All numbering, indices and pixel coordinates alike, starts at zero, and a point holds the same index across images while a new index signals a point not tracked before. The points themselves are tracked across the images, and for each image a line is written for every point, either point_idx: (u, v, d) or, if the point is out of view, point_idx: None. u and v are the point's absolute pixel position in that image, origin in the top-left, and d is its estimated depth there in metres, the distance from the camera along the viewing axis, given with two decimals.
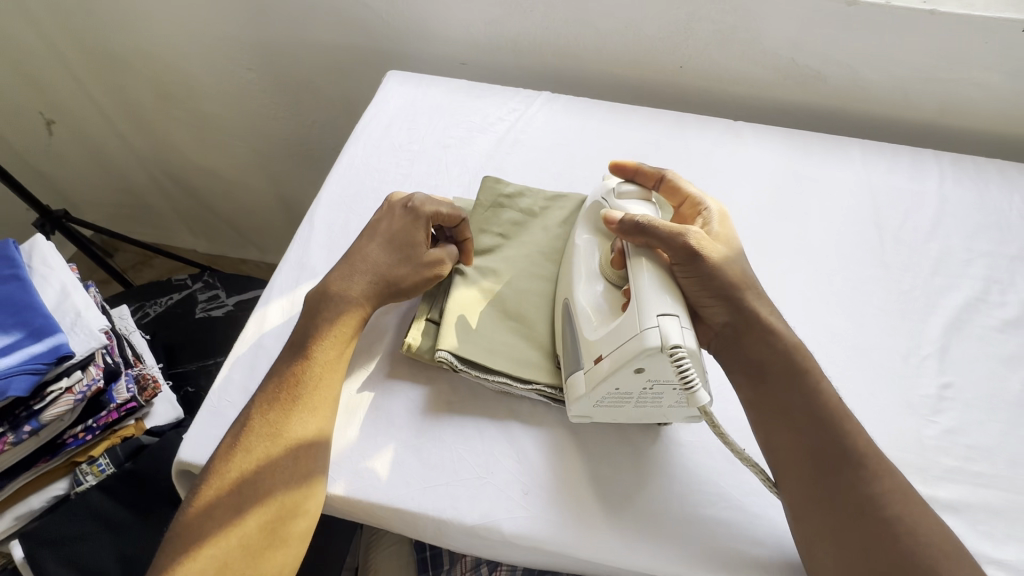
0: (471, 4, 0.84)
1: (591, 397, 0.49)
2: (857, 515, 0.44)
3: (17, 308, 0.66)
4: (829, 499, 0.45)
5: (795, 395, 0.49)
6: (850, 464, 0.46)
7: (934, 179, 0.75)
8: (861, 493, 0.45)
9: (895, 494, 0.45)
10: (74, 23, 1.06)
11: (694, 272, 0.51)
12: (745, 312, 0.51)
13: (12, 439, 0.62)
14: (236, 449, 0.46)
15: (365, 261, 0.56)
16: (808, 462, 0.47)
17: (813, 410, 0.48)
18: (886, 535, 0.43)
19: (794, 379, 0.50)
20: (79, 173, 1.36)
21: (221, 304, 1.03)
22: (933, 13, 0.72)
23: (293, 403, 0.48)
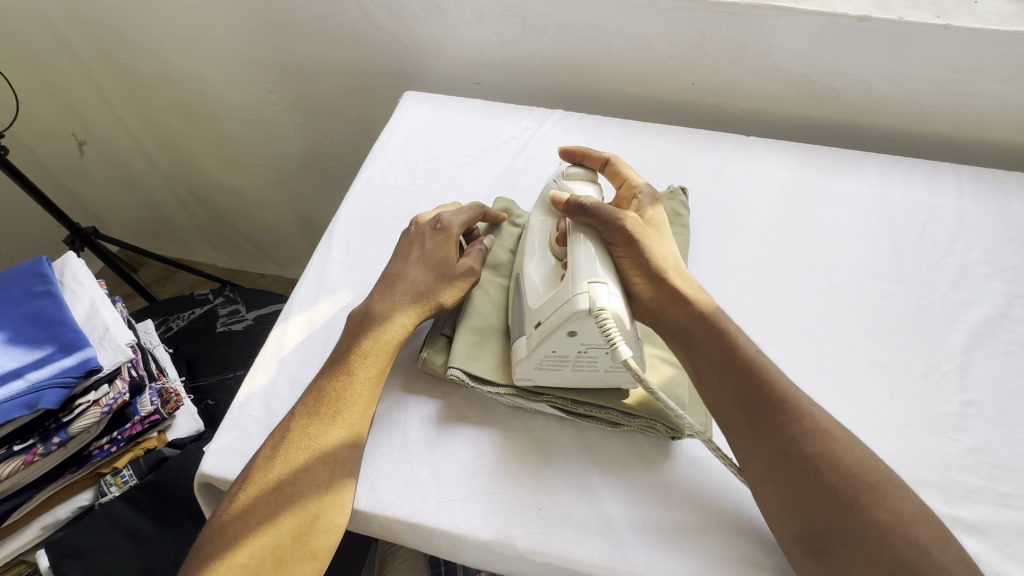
0: (485, 26, 0.86)
1: (530, 359, 0.51)
2: (784, 460, 0.45)
3: (50, 324, 0.68)
4: (759, 447, 0.46)
5: (718, 354, 0.50)
6: (776, 410, 0.47)
7: (953, 193, 0.74)
8: (788, 437, 0.45)
9: (822, 435, 0.45)
10: (105, 50, 1.11)
11: (628, 250, 0.53)
12: (669, 286, 0.53)
13: (42, 450, 0.64)
14: (274, 460, 0.46)
15: (407, 282, 0.57)
16: (738, 415, 0.48)
17: (736, 361, 0.49)
18: (817, 474, 0.44)
19: (718, 338, 0.50)
20: (108, 191, 1.41)
21: (241, 318, 1.05)
22: (947, 27, 0.71)
23: (333, 417, 0.49)
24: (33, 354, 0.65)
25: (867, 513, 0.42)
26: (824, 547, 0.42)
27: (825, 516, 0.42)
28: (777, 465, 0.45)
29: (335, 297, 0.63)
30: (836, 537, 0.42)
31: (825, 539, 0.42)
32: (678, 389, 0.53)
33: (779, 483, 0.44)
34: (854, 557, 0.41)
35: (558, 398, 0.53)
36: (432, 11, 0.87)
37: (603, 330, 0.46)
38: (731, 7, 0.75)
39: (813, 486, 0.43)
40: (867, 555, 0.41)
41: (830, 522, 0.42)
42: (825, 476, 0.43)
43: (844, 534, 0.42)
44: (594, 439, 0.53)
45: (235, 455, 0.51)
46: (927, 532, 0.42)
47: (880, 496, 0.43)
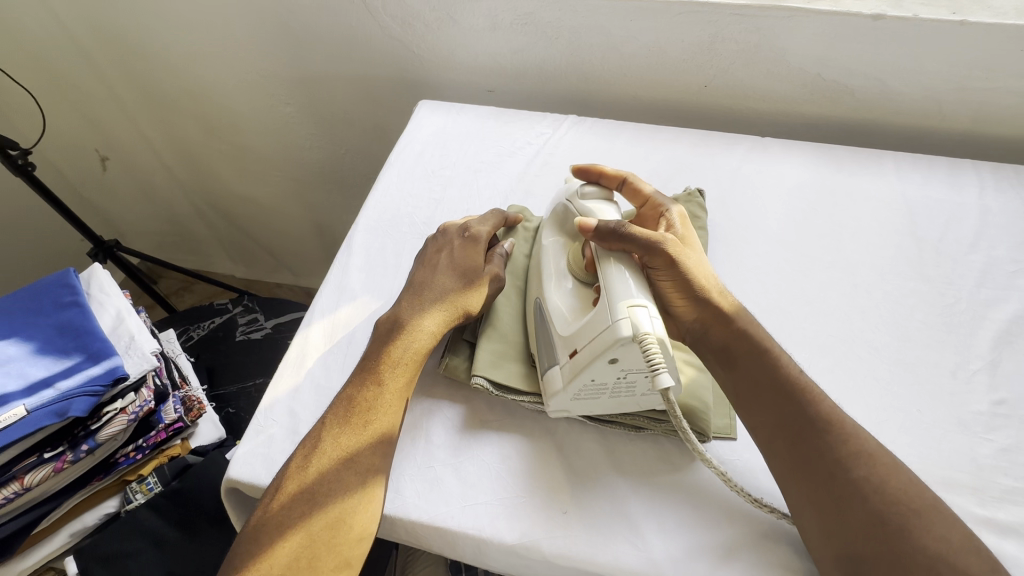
0: (497, 35, 0.87)
1: (567, 391, 0.50)
2: (829, 484, 0.44)
3: (78, 334, 0.70)
4: (803, 472, 0.45)
5: (759, 373, 0.50)
6: (821, 434, 0.46)
7: (974, 189, 0.73)
8: (832, 461, 0.44)
9: (868, 458, 0.44)
10: (128, 67, 1.14)
11: (672, 274, 0.53)
12: (710, 305, 0.52)
13: (71, 457, 0.65)
14: (306, 470, 0.47)
15: (433, 290, 0.57)
16: (780, 437, 0.47)
17: (778, 383, 0.49)
18: (860, 498, 0.42)
19: (760, 357, 0.50)
20: (130, 205, 1.45)
21: (260, 327, 1.07)
22: (963, 23, 0.71)
23: (364, 426, 0.49)
24: (62, 363, 0.67)
25: (909, 537, 0.40)
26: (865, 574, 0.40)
27: (866, 538, 0.41)
28: (820, 490, 0.44)
29: (357, 303, 0.63)
30: (878, 561, 0.40)
31: (866, 562, 0.40)
32: (702, 392, 0.53)
33: (821, 508, 0.43)
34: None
35: None
36: (445, 21, 0.88)
37: (650, 358, 0.45)
38: (743, 9, 0.75)
39: (854, 510, 0.42)
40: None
41: (873, 547, 0.40)
42: (868, 499, 0.42)
43: (886, 560, 0.40)
44: (617, 442, 0.53)
45: (260, 460, 0.52)
46: (976, 561, 0.39)
47: (924, 523, 0.41)
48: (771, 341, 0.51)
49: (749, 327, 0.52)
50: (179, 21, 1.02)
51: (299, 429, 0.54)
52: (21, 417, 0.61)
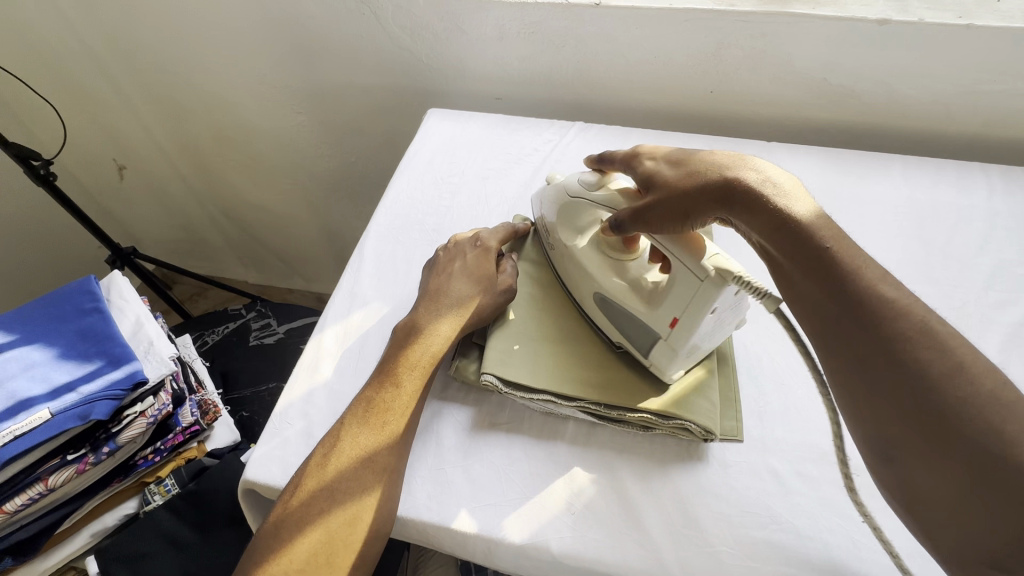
0: (505, 44, 0.89)
1: (681, 353, 0.51)
2: (858, 362, 0.38)
3: (100, 339, 0.72)
4: (833, 351, 0.40)
5: (785, 249, 0.43)
6: (853, 305, 0.39)
7: (983, 193, 0.73)
8: (866, 336, 0.38)
9: (917, 329, 0.37)
10: (145, 79, 1.17)
11: (659, 223, 0.50)
12: (707, 210, 0.48)
13: (93, 459, 0.67)
14: (326, 468, 0.48)
15: (449, 296, 0.58)
16: (807, 319, 0.42)
17: (804, 253, 0.42)
18: (888, 372, 0.37)
19: (786, 226, 0.43)
20: (146, 213, 1.48)
21: (273, 331, 1.09)
22: (969, 27, 0.71)
23: (382, 427, 0.50)
24: (85, 367, 0.69)
25: (952, 417, 0.34)
26: (893, 455, 0.37)
27: (898, 422, 0.36)
28: (849, 370, 0.39)
29: (368, 310, 0.65)
30: (908, 445, 0.36)
31: (895, 446, 0.36)
32: (709, 391, 0.54)
33: (852, 389, 0.39)
34: (925, 465, 0.35)
35: (590, 401, 0.54)
36: (453, 31, 0.90)
37: (753, 286, 0.45)
38: (748, 16, 0.76)
39: (886, 389, 0.37)
40: (944, 463, 0.34)
41: (904, 431, 0.36)
42: (907, 376, 0.36)
43: (914, 439, 0.35)
44: (624, 444, 0.54)
45: (276, 462, 0.53)
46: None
47: (973, 399, 0.34)
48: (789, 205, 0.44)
49: (765, 192, 0.45)
50: (195, 33, 1.04)
51: (314, 432, 0.55)
52: (46, 420, 0.63)
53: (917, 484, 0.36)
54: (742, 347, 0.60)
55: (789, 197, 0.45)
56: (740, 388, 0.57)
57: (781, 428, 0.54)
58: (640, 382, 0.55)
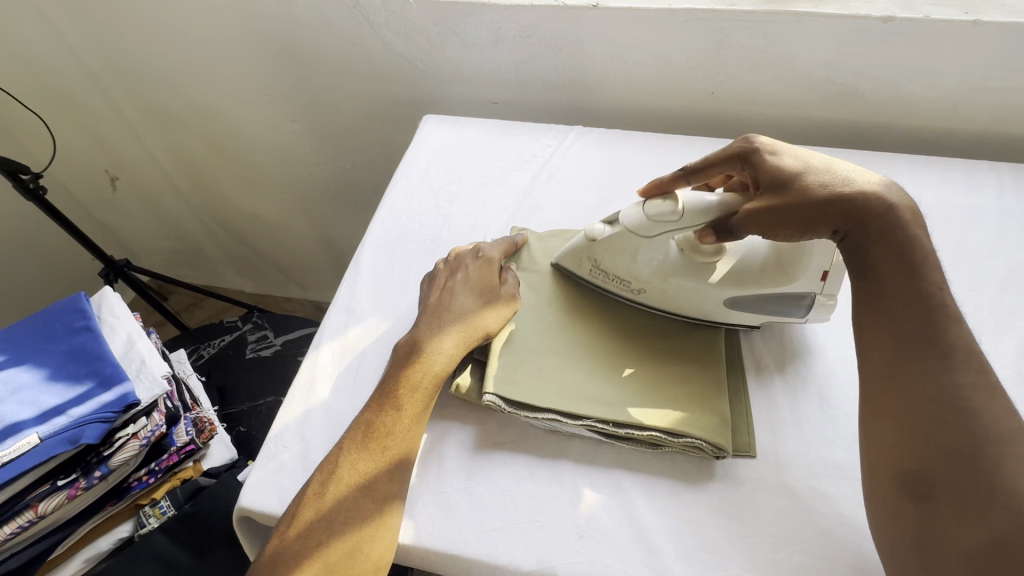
0: (501, 47, 0.87)
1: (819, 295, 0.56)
2: (929, 402, 0.41)
3: (90, 359, 0.70)
4: (903, 387, 0.42)
5: (882, 285, 0.46)
6: (942, 353, 0.42)
7: (992, 192, 0.71)
8: (943, 382, 0.41)
9: (987, 389, 0.40)
10: (137, 89, 1.15)
11: (778, 225, 0.50)
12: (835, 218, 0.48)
13: (84, 484, 0.65)
14: (324, 501, 0.46)
15: (450, 312, 0.56)
16: (886, 352, 0.44)
17: (900, 295, 0.45)
18: (959, 417, 0.40)
19: (896, 262, 0.46)
20: (140, 224, 1.46)
21: (270, 344, 1.06)
22: (976, 23, 0.69)
23: (382, 452, 0.48)
24: (75, 389, 0.67)
25: (993, 472, 0.37)
26: (927, 493, 0.39)
27: (945, 464, 0.39)
28: (914, 406, 0.41)
29: (365, 326, 0.63)
30: (948, 486, 0.39)
31: (932, 486, 0.39)
32: (720, 405, 0.52)
33: (906, 420, 0.41)
34: (958, 508, 0.38)
35: (597, 419, 0.51)
36: (448, 35, 0.88)
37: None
38: (749, 15, 0.74)
39: (944, 433, 0.40)
40: (981, 510, 0.37)
41: (948, 472, 0.39)
42: (970, 427, 0.39)
43: (956, 484, 0.38)
44: (633, 461, 0.52)
45: (272, 488, 0.51)
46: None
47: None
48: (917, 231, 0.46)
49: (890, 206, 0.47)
50: (186, 42, 1.03)
51: (311, 455, 0.53)
52: (35, 445, 0.61)
53: (945, 530, 0.38)
54: (752, 357, 0.58)
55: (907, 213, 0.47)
56: (752, 401, 0.55)
57: (795, 443, 0.52)
58: (649, 397, 0.53)
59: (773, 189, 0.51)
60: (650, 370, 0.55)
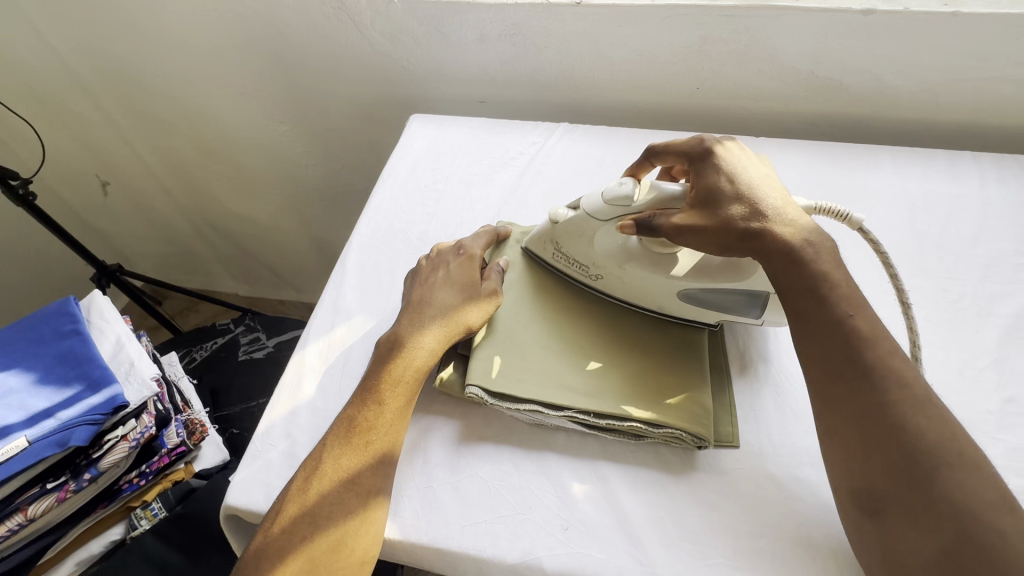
0: (487, 46, 0.87)
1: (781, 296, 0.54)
2: (863, 421, 0.42)
3: (78, 361, 0.69)
4: (839, 407, 0.43)
5: (808, 306, 0.46)
6: (868, 372, 0.42)
7: (975, 182, 0.72)
8: (875, 399, 0.41)
9: (920, 399, 0.41)
10: (125, 93, 1.15)
11: (701, 240, 0.50)
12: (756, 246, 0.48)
13: (73, 486, 0.65)
14: (305, 503, 0.46)
15: (432, 307, 0.57)
16: (821, 373, 0.45)
17: (824, 320, 0.45)
18: (892, 434, 0.40)
19: (815, 291, 0.46)
20: (132, 229, 1.46)
21: (262, 345, 1.07)
22: (955, 15, 0.70)
23: (365, 448, 0.48)
24: (63, 392, 0.66)
25: (935, 484, 0.38)
26: (880, 507, 0.40)
27: (888, 480, 0.40)
28: (853, 426, 0.42)
29: (351, 324, 0.63)
30: (895, 501, 0.39)
31: (881, 501, 0.40)
32: (702, 396, 0.52)
33: (847, 440, 0.42)
34: (907, 522, 0.38)
35: (579, 411, 0.52)
36: (434, 35, 0.88)
37: (836, 212, 0.51)
38: (732, 10, 0.75)
39: (883, 450, 0.40)
40: (928, 525, 0.37)
41: (892, 488, 0.39)
42: (907, 443, 0.39)
43: (903, 496, 0.39)
44: (617, 452, 0.52)
45: (259, 486, 0.52)
46: (1010, 519, 0.36)
47: (962, 468, 0.38)
48: (827, 266, 0.47)
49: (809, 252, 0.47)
50: (172, 46, 1.03)
51: (297, 452, 0.53)
52: (23, 448, 0.61)
53: (897, 541, 0.39)
54: (735, 347, 0.58)
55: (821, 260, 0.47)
56: (736, 392, 0.55)
57: (779, 432, 0.52)
58: (632, 388, 0.53)
59: (702, 209, 0.50)
60: (633, 362, 0.55)
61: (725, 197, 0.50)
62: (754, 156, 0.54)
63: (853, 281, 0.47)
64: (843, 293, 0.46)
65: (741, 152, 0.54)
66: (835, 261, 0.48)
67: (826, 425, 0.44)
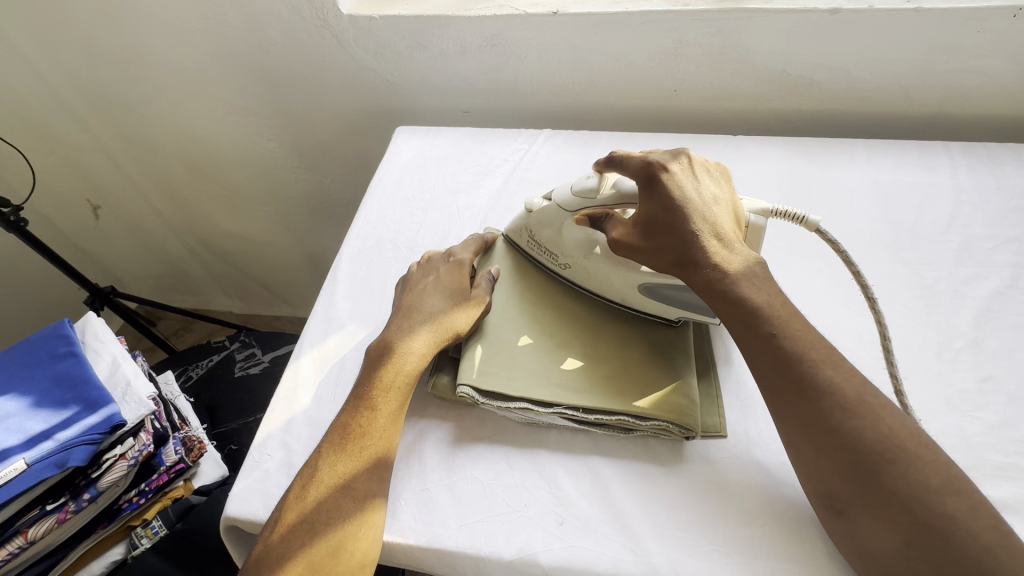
0: (469, 57, 0.89)
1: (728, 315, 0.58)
2: (809, 430, 0.43)
3: (74, 383, 0.70)
4: (785, 420, 0.45)
5: (739, 326, 0.49)
6: (803, 383, 0.44)
7: (946, 170, 0.74)
8: (814, 407, 0.43)
9: (853, 400, 0.43)
10: (113, 117, 1.16)
11: (637, 258, 0.54)
12: (690, 271, 0.51)
13: (73, 507, 0.66)
14: (301, 519, 0.46)
15: (422, 313, 0.58)
16: (762, 387, 0.47)
17: (758, 336, 0.47)
18: (840, 439, 0.42)
19: (746, 314, 0.48)
20: (123, 252, 1.46)
21: (258, 361, 1.07)
22: (918, 11, 0.72)
23: (360, 452, 0.49)
24: (60, 414, 0.67)
25: (883, 479, 0.40)
26: (844, 509, 0.42)
27: (843, 480, 0.41)
28: (799, 434, 0.44)
29: (344, 333, 0.64)
30: (854, 501, 0.41)
31: (842, 501, 0.42)
32: (688, 388, 0.53)
33: (802, 448, 0.44)
34: (870, 519, 0.40)
35: (568, 407, 0.53)
36: (416, 48, 0.90)
37: (791, 214, 0.54)
38: (703, 14, 0.77)
39: (835, 454, 0.42)
40: (886, 520, 0.39)
41: (850, 488, 0.41)
42: (852, 445, 0.41)
43: (862, 496, 0.41)
44: (609, 447, 0.53)
45: (257, 496, 0.52)
46: (955, 500, 0.38)
47: (906, 459, 0.40)
48: (752, 290, 0.49)
49: (738, 279, 0.50)
50: (158, 70, 1.04)
51: (294, 460, 0.54)
52: (22, 471, 0.62)
53: (866, 537, 0.41)
54: (721, 340, 0.60)
55: (752, 289, 0.49)
56: (722, 383, 0.57)
57: (764, 421, 0.53)
58: (621, 384, 0.54)
59: (644, 234, 0.54)
60: (620, 359, 0.57)
61: (664, 225, 0.53)
62: (702, 175, 0.55)
63: (783, 297, 0.49)
64: (778, 312, 0.48)
65: (687, 174, 0.54)
66: (764, 282, 0.50)
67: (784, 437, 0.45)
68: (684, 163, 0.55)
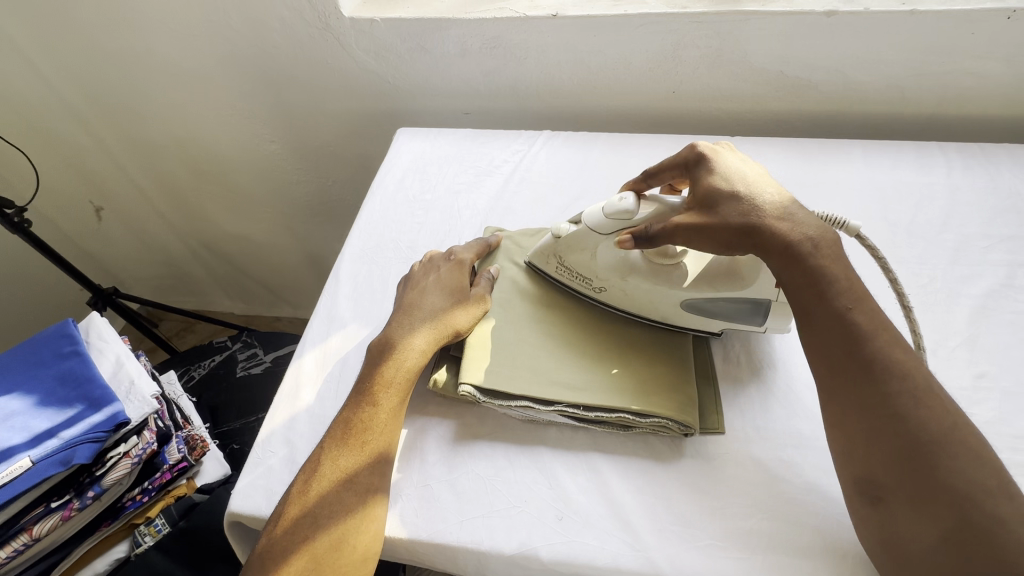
0: (470, 60, 0.90)
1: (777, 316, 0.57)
2: (867, 414, 0.43)
3: (79, 382, 0.70)
4: (842, 402, 0.45)
5: (808, 301, 0.48)
6: (871, 367, 0.44)
7: (943, 170, 0.75)
8: (876, 392, 0.43)
9: (921, 390, 0.42)
10: (116, 118, 1.17)
11: (703, 237, 0.51)
12: (764, 241, 0.49)
13: (78, 505, 0.67)
14: (304, 513, 0.47)
15: (422, 310, 0.59)
16: (822, 367, 0.46)
17: (825, 319, 0.46)
18: (900, 426, 0.42)
19: (820, 292, 0.47)
20: (126, 253, 1.47)
21: (259, 361, 1.08)
22: (913, 12, 0.73)
23: (362, 447, 0.50)
24: (65, 412, 0.67)
25: (939, 472, 0.40)
26: (882, 497, 0.42)
27: (889, 469, 0.42)
28: (855, 417, 0.44)
29: (346, 332, 0.65)
30: (898, 492, 0.41)
31: (884, 490, 0.42)
32: (685, 386, 0.54)
33: (851, 433, 0.44)
34: (908, 510, 0.40)
35: (568, 405, 0.54)
36: (417, 51, 0.91)
37: (831, 220, 0.54)
38: (701, 16, 0.78)
39: (888, 441, 0.42)
40: (927, 513, 0.39)
41: (895, 478, 0.41)
42: (910, 434, 0.41)
43: (907, 487, 0.41)
44: (608, 444, 0.54)
45: (261, 492, 0.53)
46: (1009, 506, 0.38)
47: (963, 458, 0.40)
48: (829, 258, 0.48)
49: (816, 246, 0.48)
50: (162, 72, 1.05)
51: (297, 457, 0.55)
52: (27, 468, 0.62)
53: (899, 527, 0.41)
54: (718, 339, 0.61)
55: (828, 257, 0.48)
56: (720, 380, 0.57)
57: (761, 418, 0.54)
58: (620, 382, 0.55)
59: (707, 210, 0.52)
60: (619, 358, 0.57)
61: (726, 198, 0.51)
62: (745, 159, 0.57)
63: (854, 274, 0.48)
64: (851, 285, 0.47)
65: (732, 155, 0.56)
66: (835, 252, 0.48)
67: (838, 419, 0.45)
68: (725, 149, 0.58)
